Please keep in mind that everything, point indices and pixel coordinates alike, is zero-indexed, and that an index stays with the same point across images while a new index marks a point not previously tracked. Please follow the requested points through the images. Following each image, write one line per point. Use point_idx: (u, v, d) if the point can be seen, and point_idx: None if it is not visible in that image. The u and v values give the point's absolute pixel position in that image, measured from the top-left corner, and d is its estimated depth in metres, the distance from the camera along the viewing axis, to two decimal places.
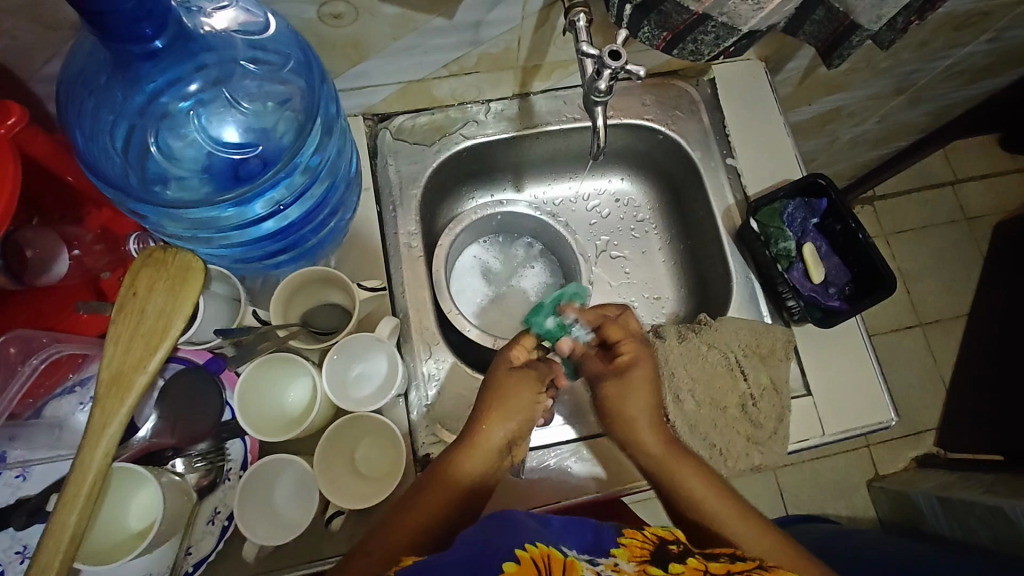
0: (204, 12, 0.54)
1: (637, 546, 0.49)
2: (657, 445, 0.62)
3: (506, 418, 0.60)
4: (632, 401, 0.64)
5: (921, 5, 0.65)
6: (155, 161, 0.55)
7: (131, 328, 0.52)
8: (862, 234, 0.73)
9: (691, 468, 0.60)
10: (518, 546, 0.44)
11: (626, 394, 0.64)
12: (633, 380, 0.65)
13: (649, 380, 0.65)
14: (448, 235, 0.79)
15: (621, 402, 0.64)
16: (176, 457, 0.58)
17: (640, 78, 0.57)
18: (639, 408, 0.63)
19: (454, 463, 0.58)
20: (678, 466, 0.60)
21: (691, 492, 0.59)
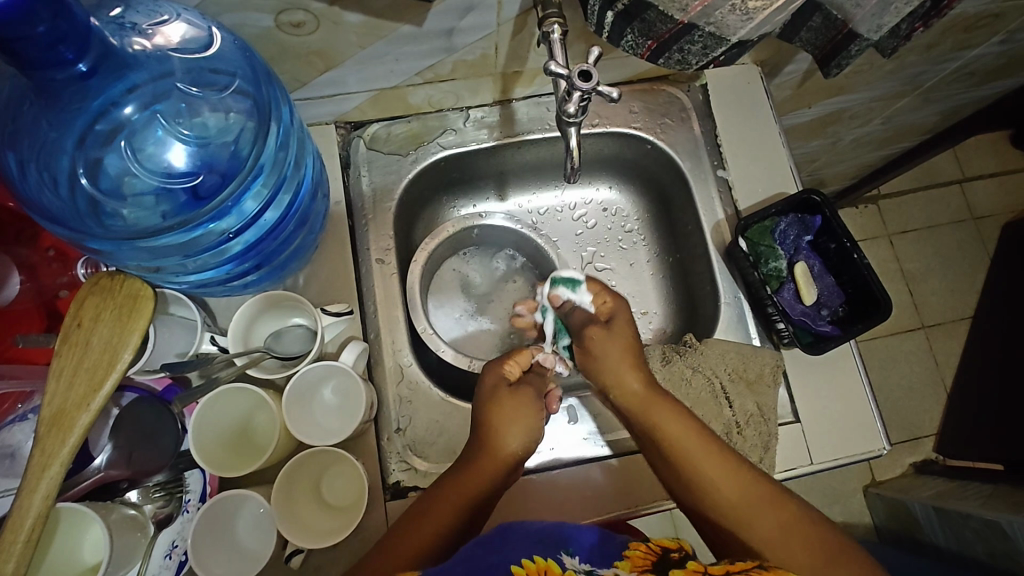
0: (139, 30, 0.50)
1: (639, 558, 0.48)
2: (636, 382, 0.62)
3: (519, 418, 0.61)
4: (610, 348, 0.65)
5: (927, 10, 0.60)
6: (105, 182, 0.53)
7: (74, 363, 0.49)
8: (858, 254, 0.68)
9: (678, 417, 0.59)
10: (514, 564, 0.45)
11: (601, 353, 0.65)
12: (617, 328, 0.66)
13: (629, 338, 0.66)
14: (424, 250, 0.76)
15: (602, 343, 0.65)
16: (131, 489, 0.56)
17: (614, 99, 0.54)
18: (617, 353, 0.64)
19: (456, 486, 0.57)
20: (656, 407, 0.60)
21: (681, 443, 0.56)
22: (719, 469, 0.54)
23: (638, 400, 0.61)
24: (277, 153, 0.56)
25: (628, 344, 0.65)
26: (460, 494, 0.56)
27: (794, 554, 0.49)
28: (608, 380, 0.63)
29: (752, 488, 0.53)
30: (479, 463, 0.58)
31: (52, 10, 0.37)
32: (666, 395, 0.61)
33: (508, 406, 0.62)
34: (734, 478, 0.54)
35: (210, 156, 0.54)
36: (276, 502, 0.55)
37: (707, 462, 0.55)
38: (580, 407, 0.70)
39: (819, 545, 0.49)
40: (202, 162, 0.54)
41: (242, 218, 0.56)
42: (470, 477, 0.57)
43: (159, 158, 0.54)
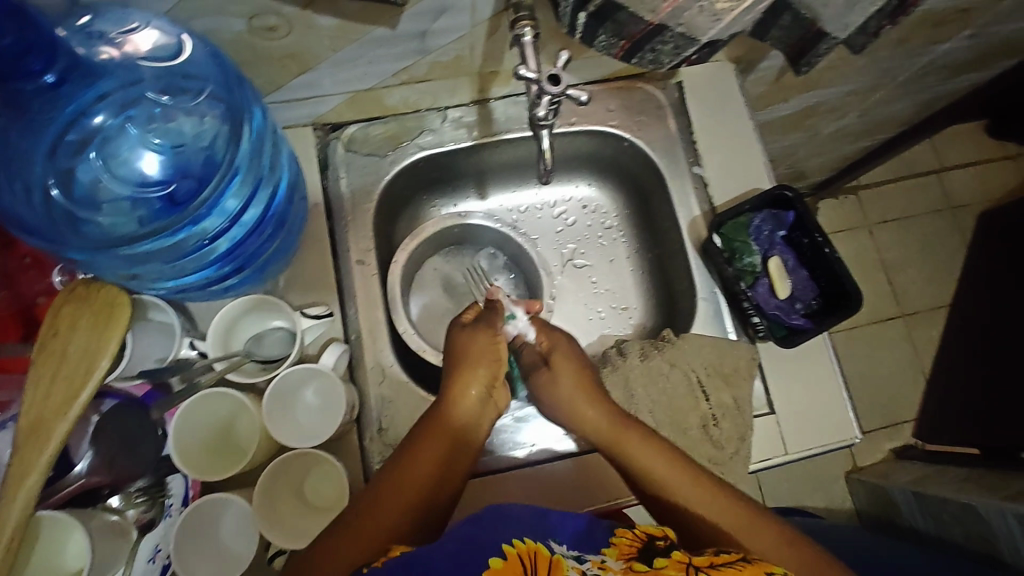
0: (108, 39, 0.49)
1: (626, 544, 0.50)
2: (599, 416, 0.65)
3: (476, 376, 0.66)
4: (561, 382, 0.68)
5: (893, 10, 0.61)
6: (79, 192, 0.52)
7: (51, 372, 0.49)
8: (829, 249, 0.71)
9: (645, 446, 0.62)
10: (506, 543, 0.48)
11: (559, 379, 0.68)
12: (560, 366, 0.69)
13: (576, 365, 0.69)
14: (403, 252, 0.75)
15: (551, 382, 0.68)
16: (113, 495, 0.56)
17: (581, 104, 0.56)
18: (569, 389, 0.67)
19: (401, 474, 0.58)
20: (625, 439, 0.63)
21: (668, 481, 0.60)
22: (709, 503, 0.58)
23: (605, 434, 0.64)
24: (252, 152, 0.56)
25: (578, 374, 0.68)
26: (417, 481, 0.58)
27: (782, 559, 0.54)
28: (573, 417, 0.66)
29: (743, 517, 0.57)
30: (433, 440, 0.61)
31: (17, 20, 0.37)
32: (628, 419, 0.65)
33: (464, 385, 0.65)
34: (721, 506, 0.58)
35: (183, 162, 0.54)
36: (259, 506, 0.56)
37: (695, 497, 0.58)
38: None
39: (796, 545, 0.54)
40: (175, 168, 0.54)
41: (225, 217, 0.56)
42: (421, 456, 0.59)
43: (132, 165, 0.54)
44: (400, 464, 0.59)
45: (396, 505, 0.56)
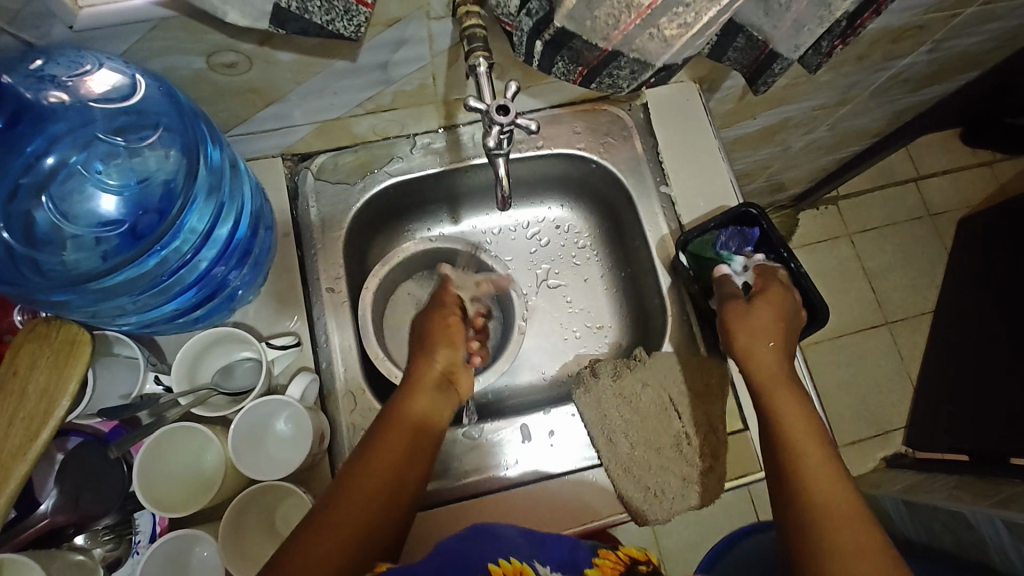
0: (59, 82, 0.50)
1: (609, 566, 0.51)
2: (771, 364, 0.63)
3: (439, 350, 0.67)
4: (757, 315, 0.65)
5: (843, 29, 0.62)
6: (39, 234, 0.53)
7: (10, 412, 0.50)
8: (795, 265, 0.71)
9: (801, 411, 0.60)
10: (491, 562, 0.49)
11: (756, 309, 0.66)
12: (761, 302, 0.66)
13: (782, 306, 0.66)
14: (375, 277, 0.76)
15: (743, 313, 0.66)
16: (78, 534, 0.56)
17: (532, 131, 0.58)
18: (762, 322, 0.65)
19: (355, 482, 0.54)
20: (781, 394, 0.61)
21: (804, 446, 0.57)
22: (831, 487, 0.54)
23: (764, 378, 0.63)
24: (210, 181, 0.56)
25: (778, 318, 0.66)
26: (373, 501, 0.53)
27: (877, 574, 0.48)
28: (744, 350, 0.65)
29: (860, 512, 0.52)
30: (391, 440, 0.58)
31: None
32: (798, 386, 0.62)
33: (419, 382, 0.64)
34: (843, 500, 0.53)
35: (141, 199, 0.55)
36: (225, 544, 0.55)
37: (820, 475, 0.55)
38: (533, 426, 0.71)
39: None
40: (134, 205, 0.55)
41: (189, 242, 0.56)
42: (385, 445, 0.57)
43: (91, 203, 0.54)
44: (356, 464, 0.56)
45: (348, 526, 0.50)
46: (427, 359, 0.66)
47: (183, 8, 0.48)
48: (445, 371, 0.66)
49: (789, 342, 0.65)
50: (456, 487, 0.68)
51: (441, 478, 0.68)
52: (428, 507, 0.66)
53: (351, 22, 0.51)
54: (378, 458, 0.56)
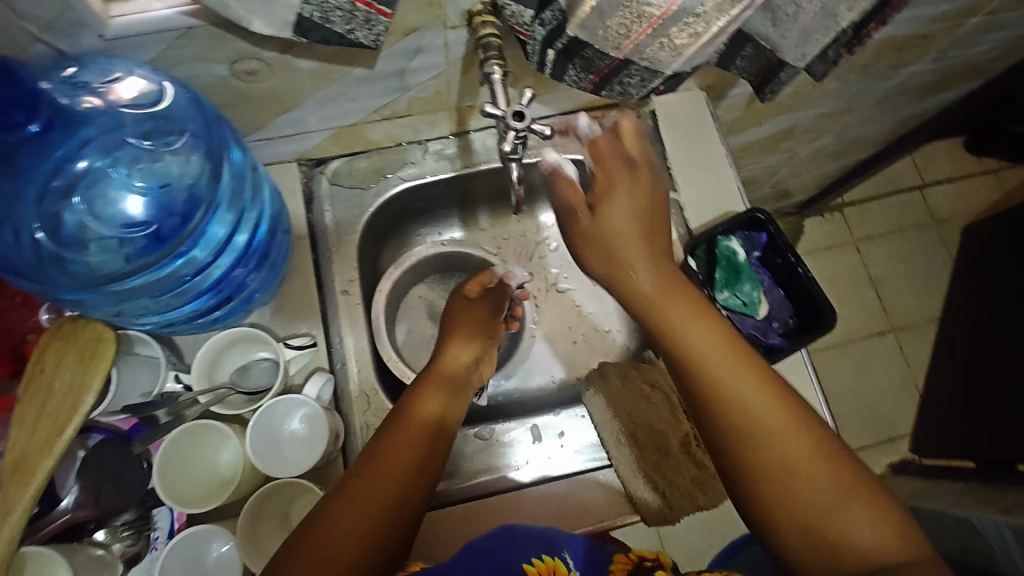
0: (91, 88, 0.51)
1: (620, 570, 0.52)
2: (648, 283, 0.59)
3: (468, 342, 0.71)
4: (618, 218, 0.60)
5: (849, 38, 0.64)
6: (66, 234, 0.54)
7: (36, 408, 0.51)
8: (802, 270, 0.74)
9: (693, 319, 0.56)
10: (525, 562, 0.50)
11: (619, 216, 0.60)
12: (615, 199, 0.60)
13: (639, 202, 0.61)
14: (387, 279, 0.79)
15: (608, 224, 0.60)
16: (98, 529, 0.57)
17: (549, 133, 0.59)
18: (623, 228, 0.59)
19: (364, 478, 0.54)
20: (672, 308, 0.57)
21: (712, 362, 0.54)
22: (751, 393, 0.52)
23: (654, 297, 0.58)
24: (233, 186, 0.58)
25: (642, 211, 0.60)
26: (384, 496, 0.53)
27: (815, 475, 0.49)
28: (615, 272, 0.60)
29: (777, 408, 0.51)
30: (405, 437, 0.57)
31: None
32: (682, 287, 0.59)
33: (442, 372, 0.66)
34: (764, 404, 0.52)
35: (167, 201, 0.56)
36: (241, 539, 0.56)
37: (729, 380, 0.53)
38: (544, 427, 0.73)
39: (837, 468, 0.49)
40: (159, 207, 0.56)
41: (210, 249, 0.57)
42: (399, 439, 0.57)
43: (117, 205, 0.55)
44: (370, 458, 0.56)
45: (357, 521, 0.50)
46: (452, 350, 0.69)
47: (210, 18, 0.49)
48: (473, 360, 0.70)
49: (652, 221, 0.61)
50: (466, 487, 0.69)
51: (452, 477, 0.70)
52: (445, 504, 0.67)
53: (371, 31, 0.52)
54: (389, 462, 0.55)
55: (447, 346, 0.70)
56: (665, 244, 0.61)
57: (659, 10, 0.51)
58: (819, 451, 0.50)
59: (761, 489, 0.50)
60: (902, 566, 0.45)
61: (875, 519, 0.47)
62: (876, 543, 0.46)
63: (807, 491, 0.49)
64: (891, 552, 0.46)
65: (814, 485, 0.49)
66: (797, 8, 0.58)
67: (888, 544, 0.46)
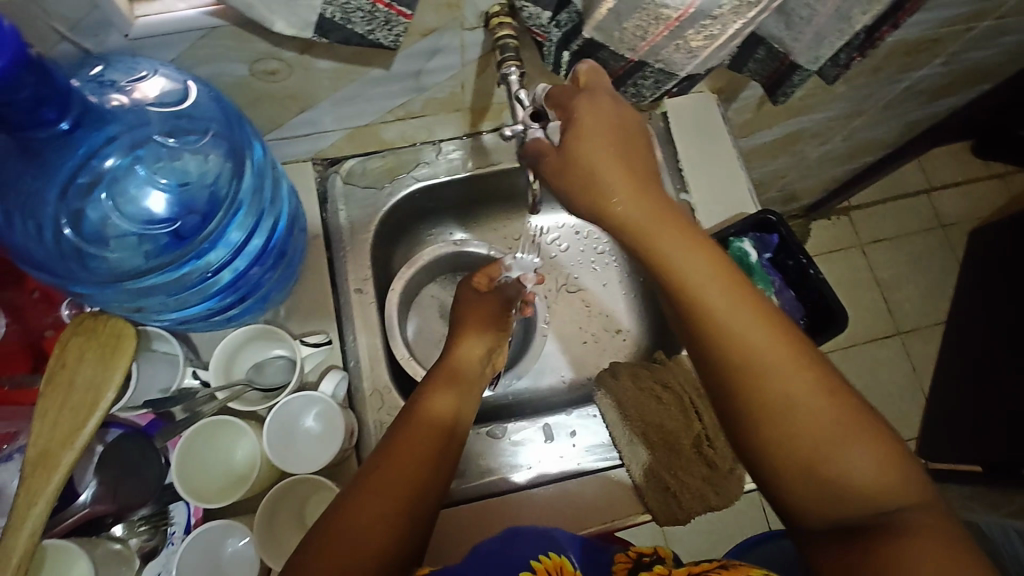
0: (118, 87, 0.52)
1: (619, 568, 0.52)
2: (632, 208, 0.50)
3: (482, 338, 0.72)
4: (590, 147, 0.50)
5: (862, 42, 0.64)
6: (88, 229, 0.54)
7: (59, 402, 0.52)
8: (813, 270, 0.75)
9: (684, 242, 0.49)
10: (533, 559, 0.50)
11: (592, 144, 0.50)
12: (585, 122, 0.50)
13: (615, 122, 0.51)
14: (401, 279, 0.79)
15: (580, 152, 0.50)
16: (117, 523, 0.57)
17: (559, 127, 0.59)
18: (598, 155, 0.50)
19: (378, 474, 0.54)
20: (661, 233, 0.49)
21: (704, 288, 0.47)
22: (745, 324, 0.46)
23: (642, 220, 0.50)
24: (253, 184, 0.58)
25: (611, 128, 0.50)
26: (397, 491, 0.53)
27: (816, 412, 0.43)
28: (593, 200, 0.51)
29: (776, 341, 0.45)
30: (418, 434, 0.58)
31: (36, 74, 0.39)
32: (670, 208, 0.50)
33: (454, 366, 0.67)
34: (761, 334, 0.46)
35: (189, 199, 0.56)
36: (258, 535, 0.56)
37: (721, 309, 0.46)
38: (556, 426, 0.73)
39: (838, 406, 0.44)
40: (181, 205, 0.56)
41: (228, 251, 0.58)
42: (411, 435, 0.57)
43: (139, 203, 0.56)
44: (384, 455, 0.56)
45: (371, 515, 0.50)
46: (465, 344, 0.70)
47: (233, 18, 0.50)
48: (485, 353, 0.71)
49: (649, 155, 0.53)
50: (479, 486, 0.70)
51: (464, 476, 0.70)
52: (457, 502, 0.68)
53: (391, 32, 0.53)
54: (400, 465, 0.55)
55: (462, 338, 0.71)
56: (649, 167, 0.52)
57: (677, 11, 0.52)
58: (822, 382, 0.44)
59: (754, 426, 0.45)
60: (906, 508, 0.41)
61: (876, 455, 0.42)
62: (881, 484, 0.42)
63: (807, 426, 0.43)
64: (896, 493, 0.41)
65: (812, 422, 0.43)
66: (812, 11, 0.58)
67: (892, 483, 0.42)
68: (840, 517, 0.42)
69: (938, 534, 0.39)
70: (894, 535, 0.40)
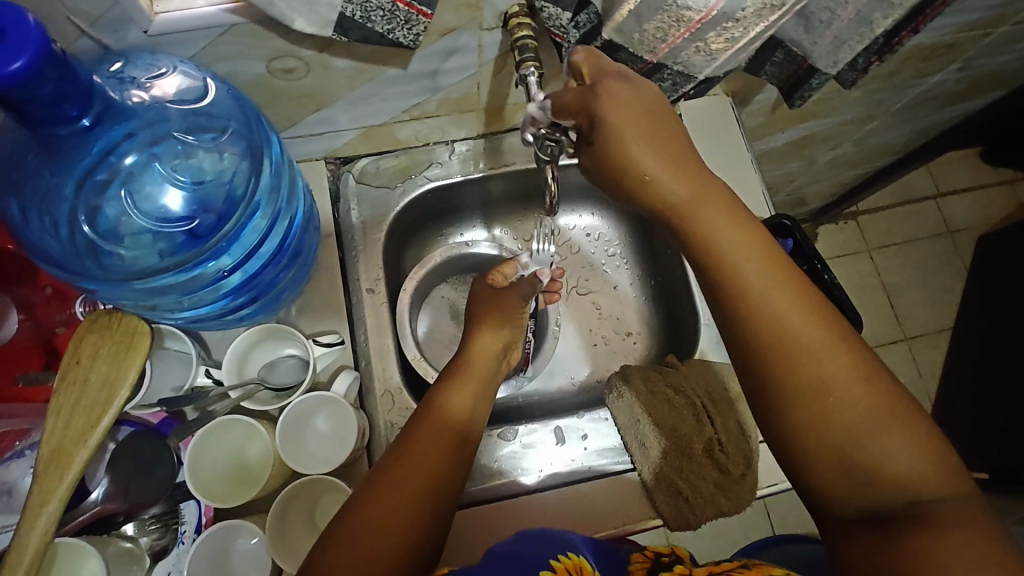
0: (138, 83, 0.51)
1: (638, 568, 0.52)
2: (679, 189, 0.49)
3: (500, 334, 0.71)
4: (631, 132, 0.49)
5: (881, 46, 0.64)
6: (104, 225, 0.54)
7: (72, 400, 0.52)
8: (828, 275, 0.74)
9: (730, 224, 0.48)
10: (552, 559, 0.50)
11: (628, 125, 0.49)
12: (615, 112, 0.49)
13: (651, 104, 0.50)
14: (413, 279, 0.79)
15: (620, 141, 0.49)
16: (128, 521, 0.57)
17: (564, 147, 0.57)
18: (638, 141, 0.48)
19: (394, 472, 0.54)
20: (706, 213, 0.48)
21: (746, 271, 0.47)
22: (785, 307, 0.46)
23: (686, 202, 0.49)
24: (271, 183, 0.58)
25: (643, 110, 0.49)
26: (414, 491, 0.53)
27: (853, 397, 0.43)
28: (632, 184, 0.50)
29: (816, 327, 0.45)
30: (436, 431, 0.57)
31: (58, 70, 0.39)
32: (716, 188, 0.49)
33: (474, 356, 0.67)
34: (801, 319, 0.46)
35: (204, 197, 0.56)
36: (271, 535, 0.56)
37: (763, 294, 0.46)
38: (567, 429, 0.73)
39: (877, 394, 0.43)
40: (197, 204, 0.56)
41: (241, 253, 0.57)
42: (429, 432, 0.57)
43: (155, 200, 0.55)
44: (400, 452, 0.56)
45: (388, 516, 0.50)
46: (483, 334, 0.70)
47: (253, 15, 0.50)
48: (502, 342, 0.70)
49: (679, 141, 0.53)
50: (490, 489, 0.69)
51: (475, 478, 0.69)
52: (468, 505, 0.67)
53: (411, 31, 0.53)
54: (414, 463, 0.54)
55: (478, 331, 0.70)
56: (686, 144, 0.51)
57: (700, 14, 0.51)
58: (861, 368, 0.44)
59: (789, 410, 0.45)
60: (941, 500, 0.41)
61: (914, 444, 0.42)
62: (919, 476, 0.41)
63: (840, 412, 0.43)
64: (933, 486, 0.41)
65: (849, 408, 0.43)
66: (832, 15, 0.58)
67: (930, 475, 0.41)
68: (869, 506, 0.42)
69: (972, 526, 0.39)
70: (924, 524, 0.40)
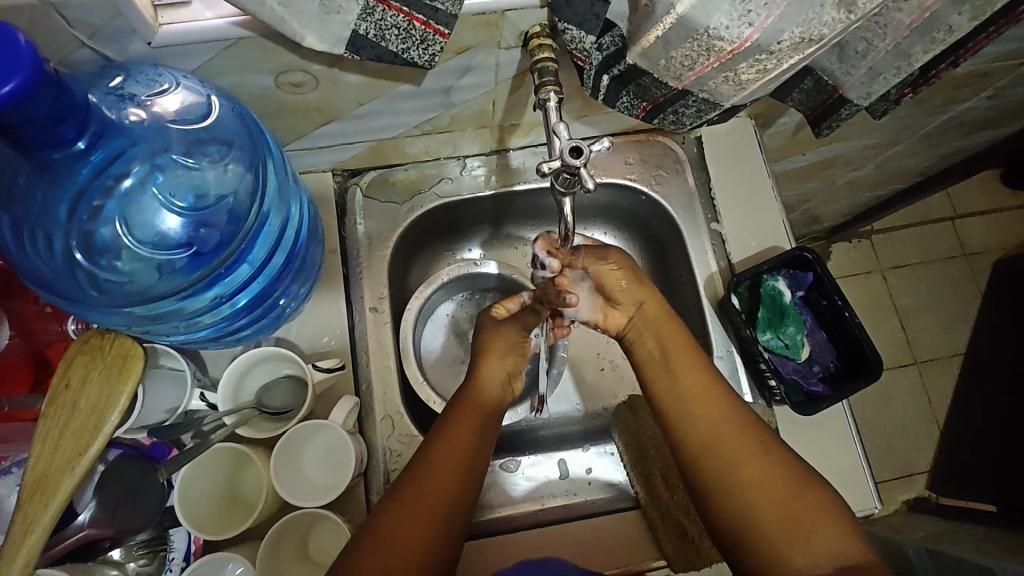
0: (137, 101, 0.50)
1: None
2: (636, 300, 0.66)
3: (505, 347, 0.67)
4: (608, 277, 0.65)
5: (917, 78, 0.61)
6: (100, 244, 0.52)
7: (60, 425, 0.51)
8: (849, 314, 0.71)
9: (678, 336, 0.64)
10: None
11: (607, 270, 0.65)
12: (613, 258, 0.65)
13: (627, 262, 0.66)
14: (421, 294, 0.76)
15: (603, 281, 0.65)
16: (114, 547, 0.55)
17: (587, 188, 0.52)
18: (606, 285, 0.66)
19: (411, 494, 0.53)
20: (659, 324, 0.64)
21: (679, 367, 0.62)
22: (711, 403, 0.60)
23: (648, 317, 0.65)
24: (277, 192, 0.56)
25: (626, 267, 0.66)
26: (428, 514, 0.53)
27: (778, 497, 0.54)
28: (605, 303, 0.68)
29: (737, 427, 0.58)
30: (452, 447, 0.57)
31: (55, 90, 0.37)
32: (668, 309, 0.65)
33: (488, 362, 0.65)
34: (723, 420, 0.59)
35: (206, 216, 0.54)
36: (262, 563, 0.54)
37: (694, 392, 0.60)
38: (571, 462, 0.71)
39: (805, 496, 0.54)
40: (198, 223, 0.54)
41: (251, 267, 0.56)
42: (446, 451, 0.56)
43: (153, 221, 0.53)
44: (417, 470, 0.55)
45: (403, 540, 0.51)
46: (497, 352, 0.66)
47: (260, 30, 0.47)
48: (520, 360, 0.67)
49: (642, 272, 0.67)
50: (489, 519, 0.67)
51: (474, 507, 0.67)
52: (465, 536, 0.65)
53: (426, 51, 0.50)
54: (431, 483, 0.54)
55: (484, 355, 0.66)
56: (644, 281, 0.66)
57: (732, 44, 0.48)
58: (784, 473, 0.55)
59: (727, 499, 0.55)
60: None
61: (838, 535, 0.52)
62: (836, 552, 0.51)
63: (767, 509, 0.53)
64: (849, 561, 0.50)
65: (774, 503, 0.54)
66: (869, 46, 0.55)
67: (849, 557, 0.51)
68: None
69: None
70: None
